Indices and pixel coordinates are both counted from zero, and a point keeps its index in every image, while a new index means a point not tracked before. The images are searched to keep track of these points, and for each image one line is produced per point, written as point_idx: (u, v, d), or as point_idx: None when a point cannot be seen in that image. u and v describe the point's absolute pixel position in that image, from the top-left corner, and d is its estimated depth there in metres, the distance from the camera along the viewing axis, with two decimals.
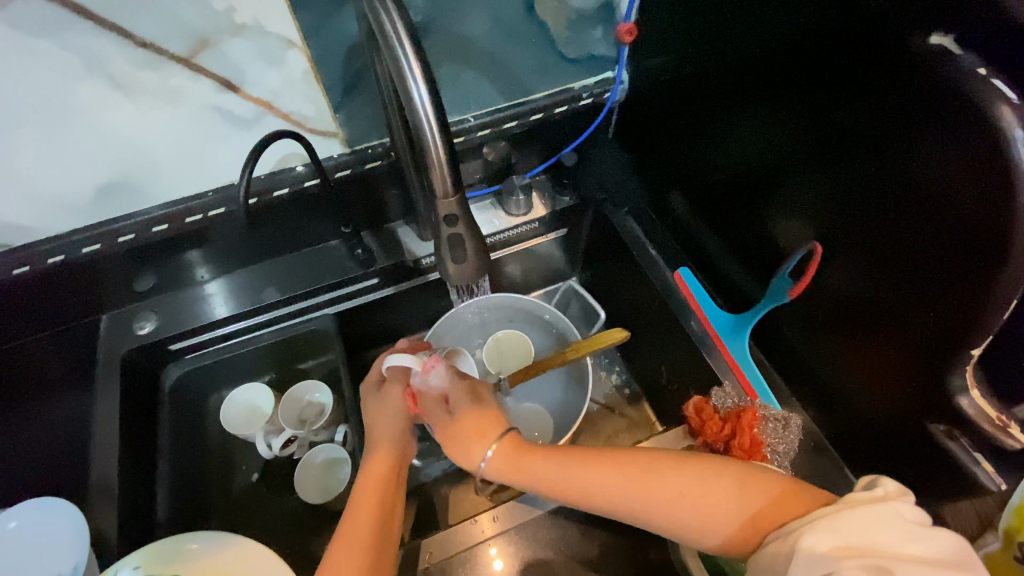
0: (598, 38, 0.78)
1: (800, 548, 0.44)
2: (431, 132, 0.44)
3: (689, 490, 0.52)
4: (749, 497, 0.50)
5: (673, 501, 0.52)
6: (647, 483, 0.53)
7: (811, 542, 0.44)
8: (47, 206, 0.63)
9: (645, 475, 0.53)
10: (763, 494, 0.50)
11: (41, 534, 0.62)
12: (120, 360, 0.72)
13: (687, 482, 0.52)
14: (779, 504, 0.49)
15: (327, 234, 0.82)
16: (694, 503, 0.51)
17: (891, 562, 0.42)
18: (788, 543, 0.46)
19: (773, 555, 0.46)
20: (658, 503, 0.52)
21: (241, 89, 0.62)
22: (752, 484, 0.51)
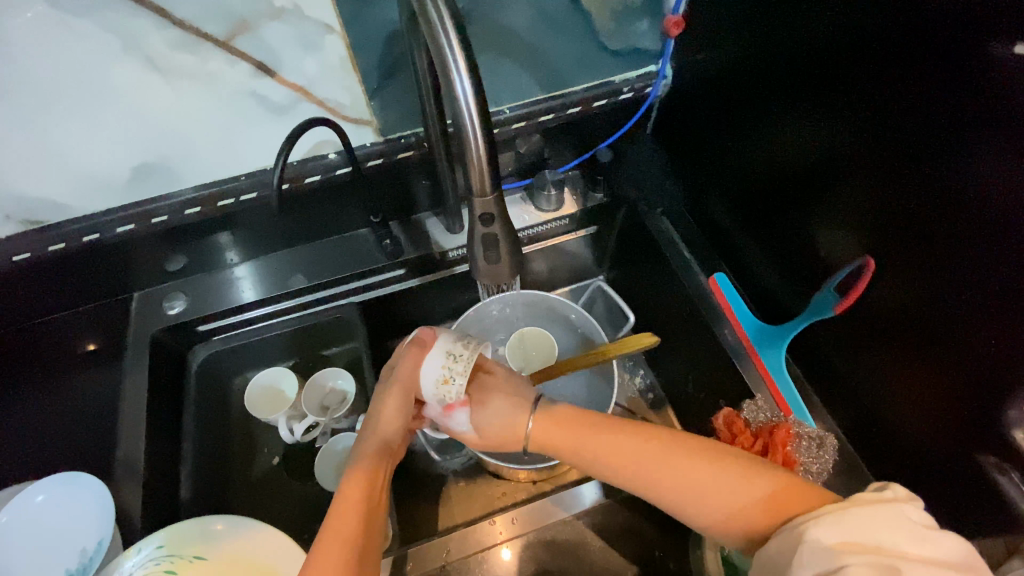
0: (642, 31, 0.76)
1: (805, 539, 0.41)
2: (471, 126, 0.42)
3: (707, 474, 0.48)
4: (762, 480, 0.46)
5: (694, 480, 0.48)
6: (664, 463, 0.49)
7: (816, 534, 0.40)
8: (85, 185, 0.63)
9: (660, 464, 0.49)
10: (770, 484, 0.46)
11: (69, 509, 0.63)
12: (149, 339, 0.73)
13: (711, 474, 0.48)
14: (795, 492, 0.45)
15: (355, 223, 0.81)
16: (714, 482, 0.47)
17: (900, 561, 0.38)
18: (793, 537, 0.42)
19: (778, 549, 0.42)
20: (679, 489, 0.48)
21: (278, 74, 0.61)
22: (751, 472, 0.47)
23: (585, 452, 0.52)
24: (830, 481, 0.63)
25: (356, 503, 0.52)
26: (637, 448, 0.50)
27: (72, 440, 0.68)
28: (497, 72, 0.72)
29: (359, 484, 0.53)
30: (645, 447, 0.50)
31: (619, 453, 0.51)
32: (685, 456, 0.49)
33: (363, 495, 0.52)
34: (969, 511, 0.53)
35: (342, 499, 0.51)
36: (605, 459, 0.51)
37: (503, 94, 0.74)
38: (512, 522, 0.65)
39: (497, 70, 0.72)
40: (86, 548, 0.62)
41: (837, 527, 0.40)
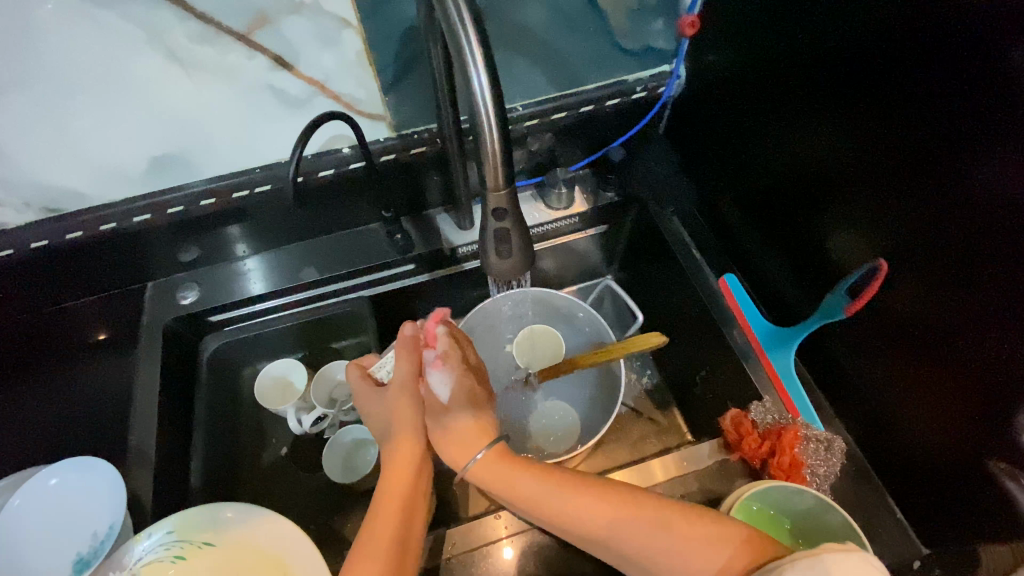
0: (658, 30, 0.75)
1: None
2: (488, 122, 0.42)
3: (665, 539, 0.48)
4: (724, 539, 0.46)
5: (654, 543, 0.48)
6: (621, 524, 0.49)
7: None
8: (103, 174, 0.64)
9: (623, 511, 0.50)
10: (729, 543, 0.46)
11: (81, 493, 0.64)
12: (162, 328, 0.74)
13: (667, 534, 0.48)
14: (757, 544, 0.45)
15: (367, 217, 0.82)
16: (673, 544, 0.47)
17: None
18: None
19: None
20: (641, 542, 0.48)
21: (295, 68, 0.61)
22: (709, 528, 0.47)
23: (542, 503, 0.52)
24: (839, 485, 0.63)
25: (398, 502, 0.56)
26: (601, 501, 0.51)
27: (85, 426, 0.70)
28: (511, 70, 0.72)
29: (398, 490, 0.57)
30: (607, 506, 0.50)
31: (579, 503, 0.51)
32: (650, 519, 0.49)
33: (404, 494, 0.57)
34: (980, 518, 0.52)
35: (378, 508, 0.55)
36: (562, 514, 0.51)
37: (517, 91, 0.74)
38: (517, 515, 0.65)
39: (511, 68, 0.72)
40: (97, 533, 0.62)
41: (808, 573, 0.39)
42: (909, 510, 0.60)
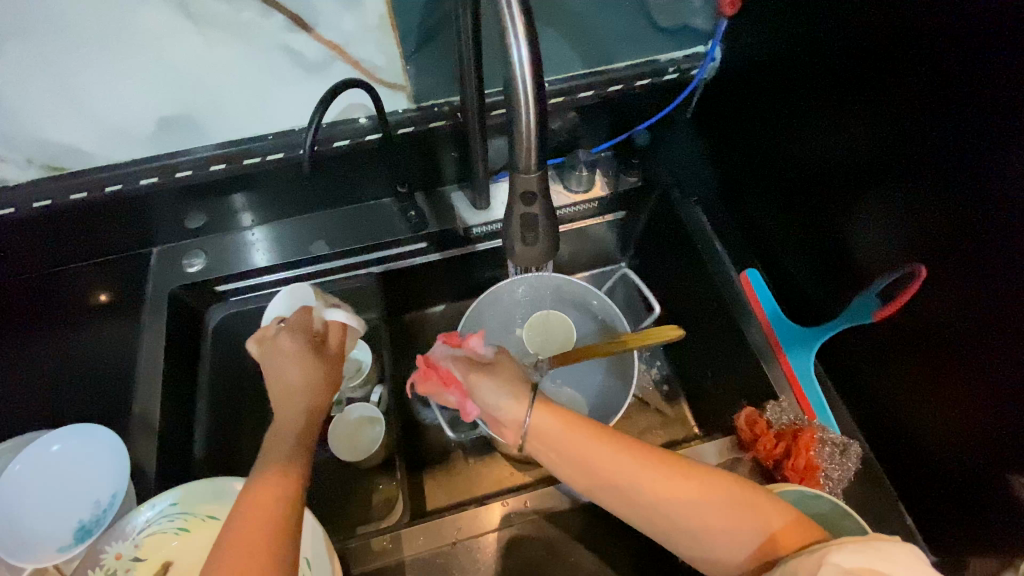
0: (696, 8, 0.71)
1: (825, 564, 0.38)
2: (525, 97, 0.39)
3: (710, 501, 0.45)
4: (773, 511, 0.45)
5: (700, 509, 0.45)
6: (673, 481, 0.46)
7: (838, 558, 0.38)
8: (106, 133, 0.61)
9: (680, 480, 0.46)
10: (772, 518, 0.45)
11: (80, 462, 0.62)
12: (168, 295, 0.73)
13: (713, 498, 0.45)
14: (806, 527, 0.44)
15: (379, 192, 0.79)
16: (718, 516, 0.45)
17: None
18: (812, 561, 0.40)
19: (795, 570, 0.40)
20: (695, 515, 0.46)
21: (313, 30, 0.58)
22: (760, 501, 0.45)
23: (585, 458, 0.47)
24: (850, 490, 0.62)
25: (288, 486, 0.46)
26: (662, 474, 0.46)
27: (87, 391, 0.68)
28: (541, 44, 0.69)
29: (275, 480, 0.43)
30: (662, 468, 0.46)
31: (638, 475, 0.46)
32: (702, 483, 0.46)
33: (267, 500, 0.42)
34: (999, 537, 0.51)
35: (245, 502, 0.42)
36: (611, 473, 0.47)
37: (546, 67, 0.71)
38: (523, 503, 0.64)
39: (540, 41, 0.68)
40: (100, 502, 0.61)
41: (860, 554, 0.38)
42: (920, 520, 0.59)
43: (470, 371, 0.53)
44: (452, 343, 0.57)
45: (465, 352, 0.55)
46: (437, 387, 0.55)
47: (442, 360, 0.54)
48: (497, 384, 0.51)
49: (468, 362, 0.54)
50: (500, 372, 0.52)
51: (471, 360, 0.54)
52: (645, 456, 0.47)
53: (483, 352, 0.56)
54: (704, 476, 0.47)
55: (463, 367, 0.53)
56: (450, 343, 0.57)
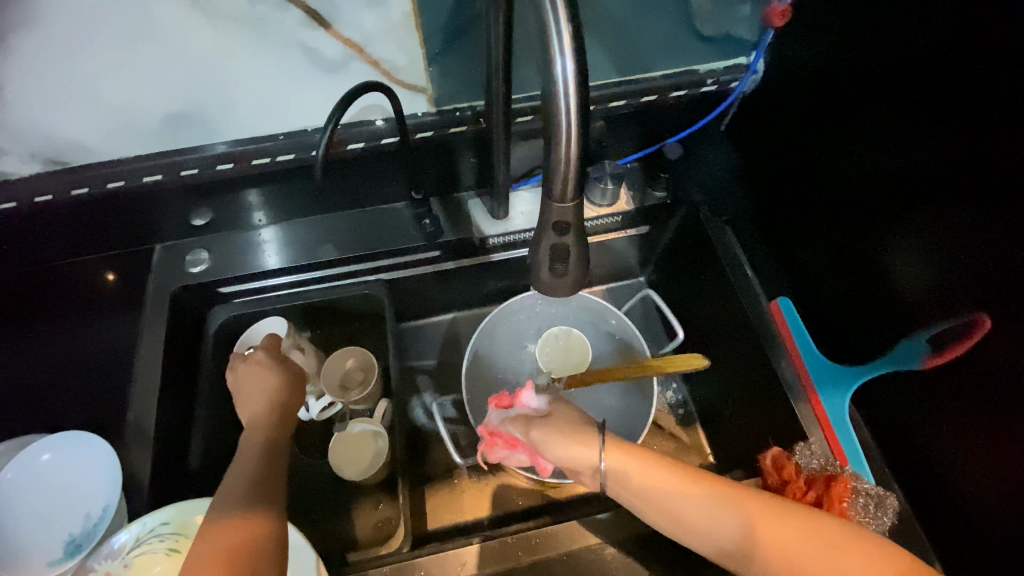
0: (742, 16, 0.68)
1: None
2: (567, 120, 0.35)
3: (810, 549, 0.41)
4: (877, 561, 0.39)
5: (801, 558, 0.41)
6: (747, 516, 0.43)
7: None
8: (110, 129, 0.58)
9: (774, 523, 0.42)
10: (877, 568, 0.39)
11: (72, 470, 0.59)
12: (169, 296, 0.69)
13: (812, 544, 0.41)
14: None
15: (393, 196, 0.76)
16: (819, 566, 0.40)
17: None
18: None
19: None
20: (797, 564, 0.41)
21: (332, 26, 0.55)
22: (849, 555, 0.40)
23: (668, 500, 0.46)
24: None
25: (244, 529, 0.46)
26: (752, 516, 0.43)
27: (83, 393, 0.66)
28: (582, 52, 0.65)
29: (226, 528, 0.45)
30: (749, 509, 0.43)
31: (725, 518, 0.44)
32: (798, 526, 0.42)
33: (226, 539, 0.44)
34: None
35: (201, 550, 0.43)
36: (693, 517, 0.45)
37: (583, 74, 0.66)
38: (535, 538, 0.59)
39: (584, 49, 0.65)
40: (90, 514, 0.58)
41: None
42: None
43: (530, 429, 0.54)
44: (503, 406, 0.60)
45: (520, 411, 0.58)
46: (506, 450, 0.61)
47: (501, 428, 0.59)
48: (556, 437, 0.51)
49: (524, 419, 0.55)
50: (562, 424, 0.52)
51: (527, 417, 0.56)
52: (730, 497, 0.44)
53: (537, 406, 0.57)
54: (804, 517, 0.42)
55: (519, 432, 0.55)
56: (501, 405, 0.61)
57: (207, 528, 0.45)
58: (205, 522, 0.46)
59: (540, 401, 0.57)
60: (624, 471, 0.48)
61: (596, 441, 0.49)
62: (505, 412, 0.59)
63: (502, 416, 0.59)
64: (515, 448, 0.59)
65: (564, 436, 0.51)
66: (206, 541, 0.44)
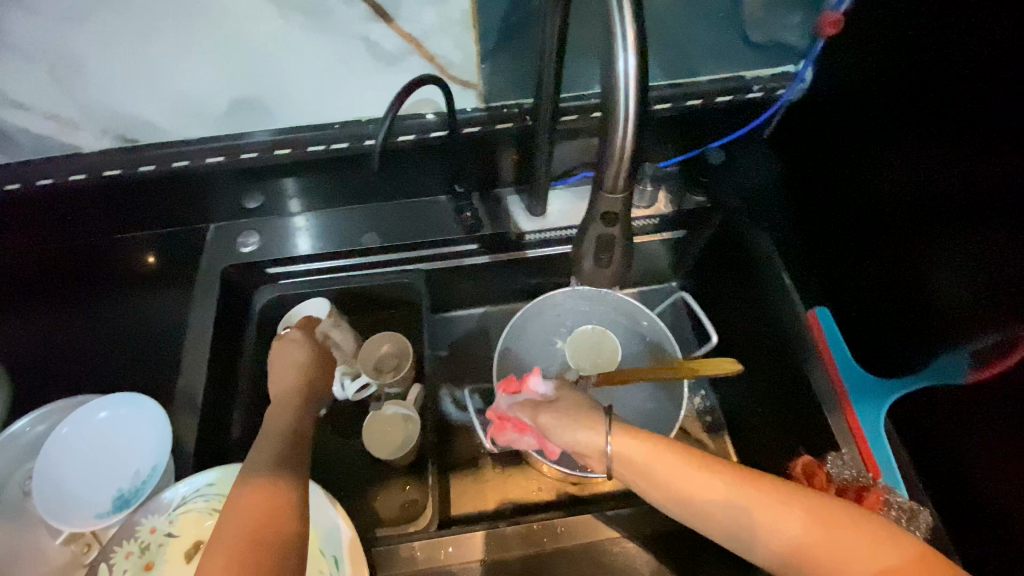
0: (792, 25, 0.66)
1: None
2: (625, 117, 0.36)
3: (809, 527, 0.41)
4: (879, 543, 0.39)
5: (798, 534, 0.41)
6: (754, 497, 0.43)
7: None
8: (177, 110, 0.62)
9: (774, 502, 0.42)
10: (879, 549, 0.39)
11: (125, 430, 0.63)
12: (220, 273, 0.73)
13: (811, 522, 0.41)
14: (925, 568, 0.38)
15: (435, 189, 0.78)
16: (819, 541, 0.40)
17: None
18: None
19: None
20: (795, 539, 0.41)
21: (394, 21, 0.56)
22: (846, 533, 0.40)
23: (675, 480, 0.45)
24: None
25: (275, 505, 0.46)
26: (755, 495, 0.43)
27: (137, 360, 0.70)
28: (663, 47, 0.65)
29: (251, 498, 0.46)
30: (750, 486, 0.43)
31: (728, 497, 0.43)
32: (799, 506, 0.42)
33: (251, 510, 0.45)
34: None
35: (223, 525, 0.44)
36: (698, 499, 0.44)
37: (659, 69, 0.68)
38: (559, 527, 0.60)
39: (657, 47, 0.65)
40: (139, 472, 0.61)
41: None
42: None
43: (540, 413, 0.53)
44: (512, 390, 0.58)
45: (528, 394, 0.56)
46: (514, 434, 0.58)
47: (510, 412, 0.57)
48: (565, 421, 0.51)
49: (531, 403, 0.54)
50: (570, 408, 0.52)
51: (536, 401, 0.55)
52: (732, 477, 0.44)
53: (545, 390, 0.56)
54: (801, 496, 0.42)
55: (527, 417, 0.54)
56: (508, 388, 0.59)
57: (230, 502, 0.46)
58: (230, 496, 0.47)
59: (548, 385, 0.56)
60: (631, 453, 0.47)
61: (606, 425, 0.49)
62: (511, 395, 0.58)
63: (509, 399, 0.57)
64: (523, 432, 0.57)
65: (575, 420, 0.51)
66: (230, 515, 0.45)
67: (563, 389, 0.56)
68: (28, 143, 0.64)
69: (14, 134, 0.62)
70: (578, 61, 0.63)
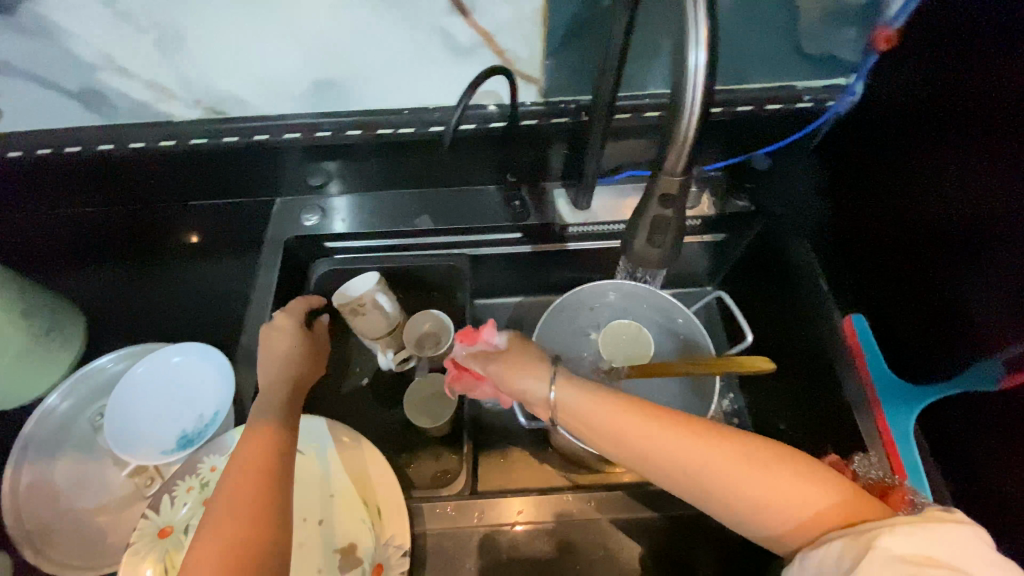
0: (848, 39, 0.68)
1: (875, 547, 0.37)
2: (690, 105, 0.39)
3: (747, 471, 0.43)
4: (819, 489, 0.42)
5: (736, 476, 0.43)
6: (701, 443, 0.44)
7: (890, 542, 0.38)
8: (262, 88, 0.67)
9: (707, 445, 0.44)
10: (820, 497, 0.42)
11: (190, 378, 0.68)
12: (283, 243, 0.78)
13: (747, 465, 0.43)
14: (849, 505, 0.41)
15: (484, 179, 0.82)
16: (755, 484, 0.43)
17: None
18: (861, 541, 0.39)
19: (840, 553, 0.39)
20: (733, 480, 0.43)
21: (470, 15, 0.60)
22: (783, 476, 0.43)
23: (619, 429, 0.47)
24: None
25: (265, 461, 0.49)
26: (692, 441, 0.45)
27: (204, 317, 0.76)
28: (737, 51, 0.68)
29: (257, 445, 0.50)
30: (689, 434, 0.45)
31: (665, 444, 0.45)
32: (735, 449, 0.44)
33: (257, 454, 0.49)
34: None
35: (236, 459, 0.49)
36: (636, 449, 0.46)
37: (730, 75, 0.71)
38: (588, 502, 0.64)
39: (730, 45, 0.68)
40: (203, 416, 0.66)
41: (916, 538, 0.37)
42: None
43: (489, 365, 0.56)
44: (467, 342, 0.60)
45: (479, 346, 0.59)
46: (472, 381, 0.63)
47: (464, 364, 0.60)
48: (515, 372, 0.54)
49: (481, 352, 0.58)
50: (520, 361, 0.55)
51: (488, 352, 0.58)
52: (669, 424, 0.46)
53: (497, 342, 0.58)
54: (737, 441, 0.44)
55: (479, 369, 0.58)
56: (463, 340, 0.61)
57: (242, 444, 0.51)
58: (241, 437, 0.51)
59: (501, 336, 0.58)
60: (580, 407, 0.49)
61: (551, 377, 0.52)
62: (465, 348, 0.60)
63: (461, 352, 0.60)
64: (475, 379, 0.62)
65: (524, 372, 0.53)
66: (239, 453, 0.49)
67: (514, 342, 0.58)
68: (125, 108, 0.68)
69: (113, 97, 0.66)
70: (637, 62, 0.67)
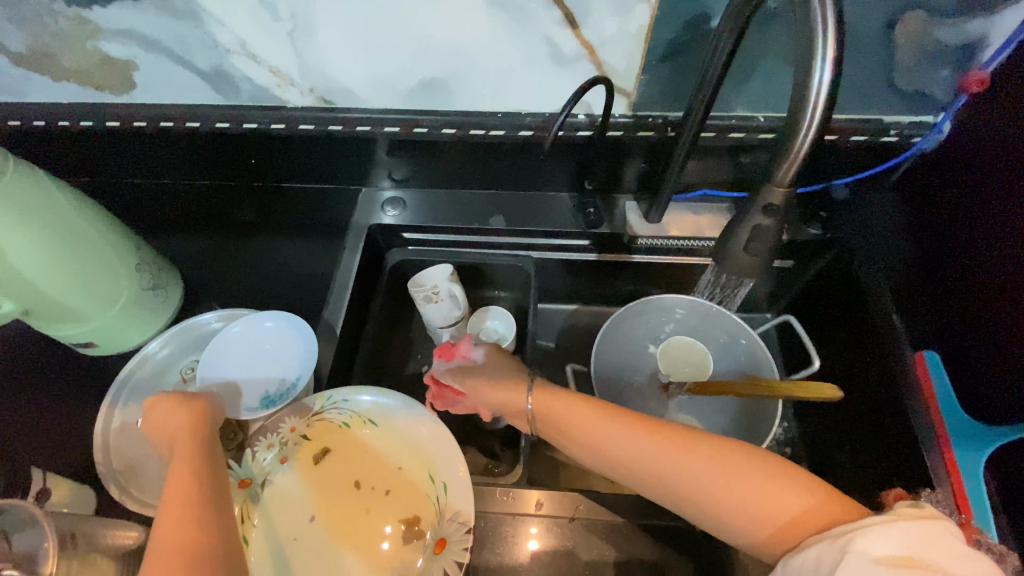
0: (939, 77, 0.69)
1: (851, 550, 0.41)
2: (808, 124, 0.44)
3: (720, 476, 0.48)
4: (795, 495, 0.47)
5: (706, 480, 0.49)
6: (679, 455, 0.50)
7: (865, 545, 0.41)
8: (374, 81, 0.72)
9: (683, 450, 0.50)
10: (794, 502, 0.47)
11: (275, 344, 0.73)
12: (367, 229, 0.83)
13: (718, 470, 0.49)
14: (819, 509, 0.46)
15: (559, 186, 0.86)
16: (730, 487, 0.48)
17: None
18: (837, 545, 0.42)
19: (818, 560, 0.43)
20: (709, 486, 0.48)
21: (579, 27, 0.64)
22: (755, 480, 0.48)
23: (603, 432, 0.53)
24: None
25: (184, 485, 0.48)
26: (667, 448, 0.50)
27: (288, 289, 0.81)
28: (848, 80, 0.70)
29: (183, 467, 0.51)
30: (666, 441, 0.51)
31: (638, 453, 0.51)
32: (706, 455, 0.49)
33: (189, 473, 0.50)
34: None
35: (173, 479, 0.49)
36: (616, 455, 0.52)
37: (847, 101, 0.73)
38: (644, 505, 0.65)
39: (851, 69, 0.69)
40: (285, 379, 0.70)
41: (887, 540, 0.41)
42: None
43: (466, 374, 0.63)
44: (445, 356, 0.66)
45: (457, 360, 0.65)
46: (453, 396, 0.67)
47: (444, 377, 0.66)
48: (488, 381, 0.61)
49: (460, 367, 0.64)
50: (495, 372, 0.62)
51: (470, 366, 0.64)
52: (645, 431, 0.52)
53: (475, 355, 0.65)
54: (709, 447, 0.50)
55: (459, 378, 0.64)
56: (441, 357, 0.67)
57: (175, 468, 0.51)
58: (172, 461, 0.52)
59: (478, 350, 0.65)
60: (563, 415, 0.55)
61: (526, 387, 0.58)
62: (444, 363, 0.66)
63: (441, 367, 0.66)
64: (455, 394, 0.66)
65: (497, 383, 0.60)
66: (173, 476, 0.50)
67: (491, 355, 0.64)
68: (248, 91, 0.74)
69: (240, 81, 0.73)
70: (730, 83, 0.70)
